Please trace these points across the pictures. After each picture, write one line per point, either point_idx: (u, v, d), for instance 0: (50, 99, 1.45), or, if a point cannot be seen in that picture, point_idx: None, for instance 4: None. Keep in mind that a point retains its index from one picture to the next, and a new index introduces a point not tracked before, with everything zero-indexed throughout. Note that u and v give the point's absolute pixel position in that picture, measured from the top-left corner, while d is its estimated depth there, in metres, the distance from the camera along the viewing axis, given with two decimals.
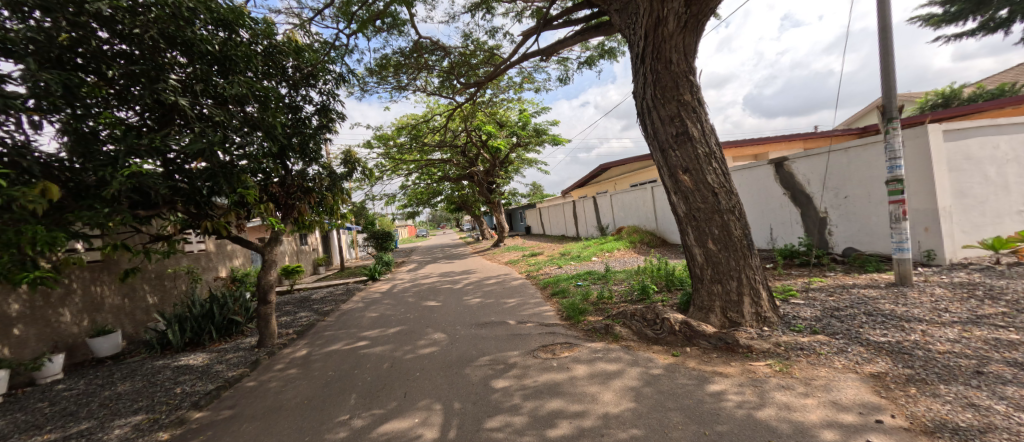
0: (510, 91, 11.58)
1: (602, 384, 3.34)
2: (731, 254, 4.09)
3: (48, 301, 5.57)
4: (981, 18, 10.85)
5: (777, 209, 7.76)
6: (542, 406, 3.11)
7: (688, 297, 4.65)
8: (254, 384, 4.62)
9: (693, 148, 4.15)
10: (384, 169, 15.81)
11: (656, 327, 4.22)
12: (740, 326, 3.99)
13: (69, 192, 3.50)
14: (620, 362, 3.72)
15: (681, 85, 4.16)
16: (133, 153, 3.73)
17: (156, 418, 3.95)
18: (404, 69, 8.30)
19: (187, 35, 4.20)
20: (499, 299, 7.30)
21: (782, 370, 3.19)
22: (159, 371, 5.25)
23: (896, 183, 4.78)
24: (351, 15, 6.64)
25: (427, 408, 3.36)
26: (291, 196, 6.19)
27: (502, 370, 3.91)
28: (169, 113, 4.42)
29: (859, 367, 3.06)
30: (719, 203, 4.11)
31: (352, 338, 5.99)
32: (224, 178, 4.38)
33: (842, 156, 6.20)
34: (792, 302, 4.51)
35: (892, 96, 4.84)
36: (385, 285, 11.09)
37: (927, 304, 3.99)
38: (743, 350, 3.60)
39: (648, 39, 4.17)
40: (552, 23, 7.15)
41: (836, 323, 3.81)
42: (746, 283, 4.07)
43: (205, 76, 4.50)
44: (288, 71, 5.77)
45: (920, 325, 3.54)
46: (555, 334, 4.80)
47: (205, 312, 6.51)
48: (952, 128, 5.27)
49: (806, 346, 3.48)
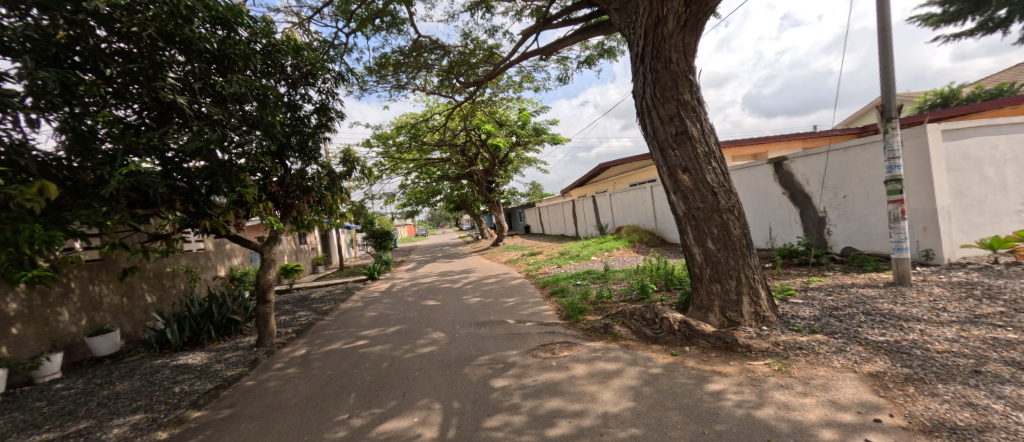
0: (509, 90, 11.56)
1: (602, 383, 3.34)
2: (730, 254, 4.09)
3: (46, 301, 5.55)
4: (980, 18, 10.88)
5: (776, 208, 7.76)
6: (541, 405, 3.11)
7: (687, 297, 4.66)
8: (252, 383, 4.61)
9: (692, 147, 4.15)
10: (384, 168, 15.79)
11: (656, 327, 4.23)
12: (739, 326, 3.99)
13: (66, 191, 3.47)
14: (619, 362, 3.72)
15: (681, 85, 4.16)
16: (131, 151, 3.73)
17: (154, 418, 3.94)
18: (403, 68, 8.29)
19: (184, 33, 4.20)
20: (498, 298, 7.29)
21: (780, 369, 3.19)
22: (157, 371, 5.23)
23: (895, 183, 4.78)
24: (350, 13, 6.62)
25: (426, 407, 3.36)
26: (290, 195, 6.20)
27: (500, 370, 3.91)
28: (167, 112, 4.41)
29: (858, 367, 3.06)
30: (718, 202, 4.11)
31: (351, 337, 5.98)
32: (223, 177, 4.38)
33: (841, 155, 6.20)
34: (791, 302, 4.51)
35: (891, 96, 4.85)
36: (384, 284, 11.08)
37: (925, 303, 4.00)
38: (742, 349, 3.61)
39: (648, 39, 4.17)
40: (551, 22, 7.15)
41: (834, 322, 3.81)
42: (745, 282, 4.08)
43: (204, 74, 4.49)
44: (287, 69, 5.76)
45: (918, 324, 3.55)
46: (554, 333, 4.79)
47: (203, 312, 6.50)
48: (950, 128, 5.28)
49: (805, 345, 3.49)
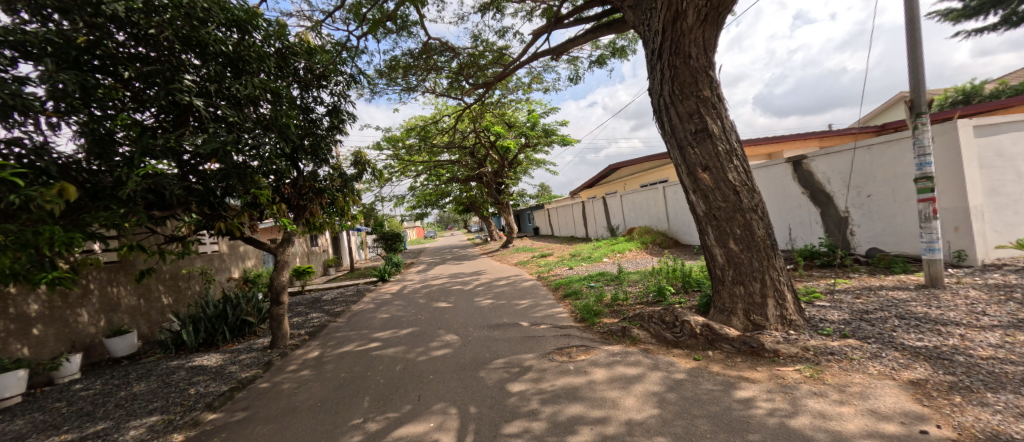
0: (519, 90, 11.44)
1: (623, 389, 3.23)
2: (754, 255, 3.95)
3: (66, 302, 5.62)
4: (1003, 13, 10.53)
5: (796, 209, 7.56)
6: (561, 411, 3.01)
7: (707, 299, 4.52)
8: (267, 385, 4.59)
9: (712, 145, 4.04)
10: (394, 171, 15.88)
11: (676, 330, 4.10)
12: (764, 330, 3.85)
13: (86, 193, 3.51)
14: (640, 366, 3.61)
15: (700, 81, 4.04)
16: (149, 153, 3.76)
17: (170, 420, 3.93)
18: (413, 70, 8.27)
19: (201, 35, 4.17)
20: (511, 300, 7.22)
21: (812, 375, 3.03)
22: (174, 372, 5.26)
23: (926, 181, 4.61)
24: (362, 16, 6.64)
25: (441, 412, 3.29)
26: (303, 197, 6.21)
27: (517, 373, 3.82)
28: (183, 114, 4.40)
29: (896, 373, 2.89)
30: (741, 202, 3.97)
31: (364, 339, 5.95)
32: (238, 179, 4.44)
33: (866, 153, 6.02)
34: (818, 305, 4.36)
35: (921, 90, 4.66)
36: (395, 285, 11.14)
37: (962, 307, 3.84)
38: (769, 354, 3.45)
39: (666, 34, 4.05)
40: (563, 22, 7.09)
41: (866, 326, 3.65)
42: (770, 284, 3.92)
43: (218, 77, 4.44)
44: (300, 72, 5.81)
45: (958, 329, 3.39)
46: (570, 336, 4.69)
47: (218, 313, 6.55)
48: (981, 123, 5.09)
49: (837, 350, 3.31)
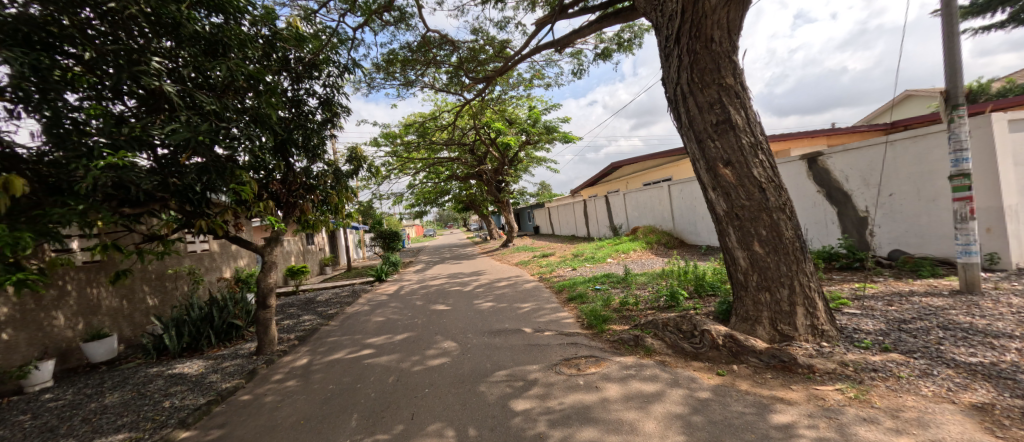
0: (519, 86, 11.09)
1: (641, 409, 2.87)
2: (782, 258, 3.59)
3: (39, 304, 5.24)
4: (1010, 10, 10.19)
5: (811, 208, 7.21)
6: (572, 436, 2.65)
7: (726, 306, 4.18)
8: (248, 398, 4.23)
9: (735, 137, 3.68)
10: (392, 168, 15.52)
11: (695, 341, 3.75)
12: (793, 341, 3.51)
13: (43, 188, 3.15)
14: (657, 382, 3.25)
15: (722, 67, 3.68)
16: (115, 144, 3.42)
17: (138, 438, 3.57)
18: (411, 64, 7.90)
19: (172, 13, 3.75)
20: (512, 303, 6.84)
21: (857, 397, 2.68)
22: (151, 381, 4.89)
23: (963, 179, 4.25)
24: (357, 5, 6.27)
25: (437, 434, 2.93)
26: (293, 194, 5.83)
27: (521, 388, 3.46)
28: (157, 101, 4.03)
29: (954, 396, 2.54)
30: (767, 200, 3.61)
31: (356, 345, 5.58)
32: (217, 175, 4.05)
33: (890, 149, 5.67)
34: (847, 312, 4.01)
35: (957, 81, 4.31)
36: (392, 286, 10.76)
37: (1010, 316, 3.49)
38: (803, 370, 3.09)
39: (685, 16, 3.67)
40: (567, 12, 6.72)
41: (908, 338, 3.30)
42: (798, 291, 3.57)
43: (195, 61, 4.08)
44: (290, 62, 5.45)
45: (1013, 342, 3.04)
46: (578, 345, 4.33)
47: (203, 316, 6.18)
48: (1017, 117, 4.74)
49: (880, 367, 2.96)
